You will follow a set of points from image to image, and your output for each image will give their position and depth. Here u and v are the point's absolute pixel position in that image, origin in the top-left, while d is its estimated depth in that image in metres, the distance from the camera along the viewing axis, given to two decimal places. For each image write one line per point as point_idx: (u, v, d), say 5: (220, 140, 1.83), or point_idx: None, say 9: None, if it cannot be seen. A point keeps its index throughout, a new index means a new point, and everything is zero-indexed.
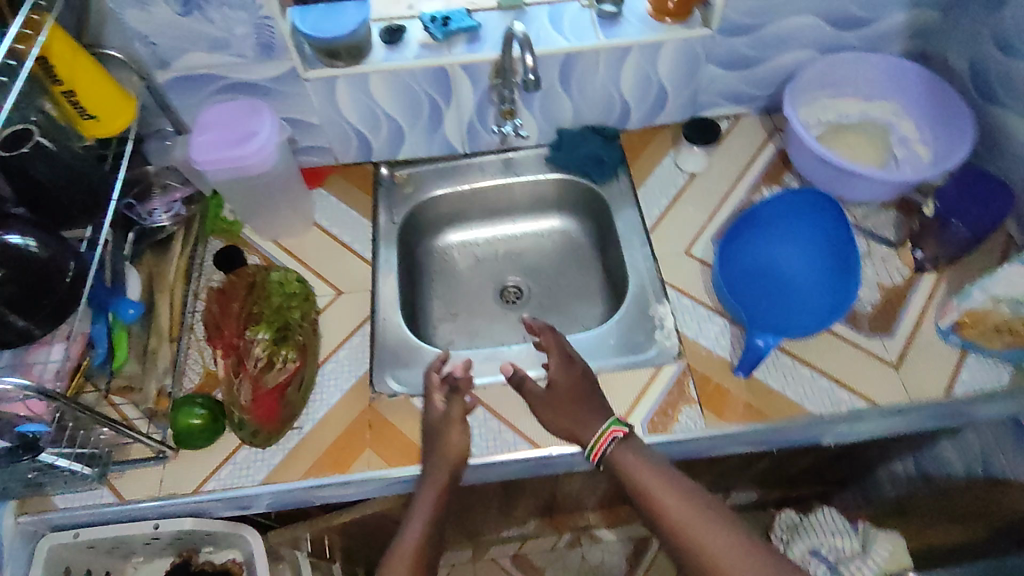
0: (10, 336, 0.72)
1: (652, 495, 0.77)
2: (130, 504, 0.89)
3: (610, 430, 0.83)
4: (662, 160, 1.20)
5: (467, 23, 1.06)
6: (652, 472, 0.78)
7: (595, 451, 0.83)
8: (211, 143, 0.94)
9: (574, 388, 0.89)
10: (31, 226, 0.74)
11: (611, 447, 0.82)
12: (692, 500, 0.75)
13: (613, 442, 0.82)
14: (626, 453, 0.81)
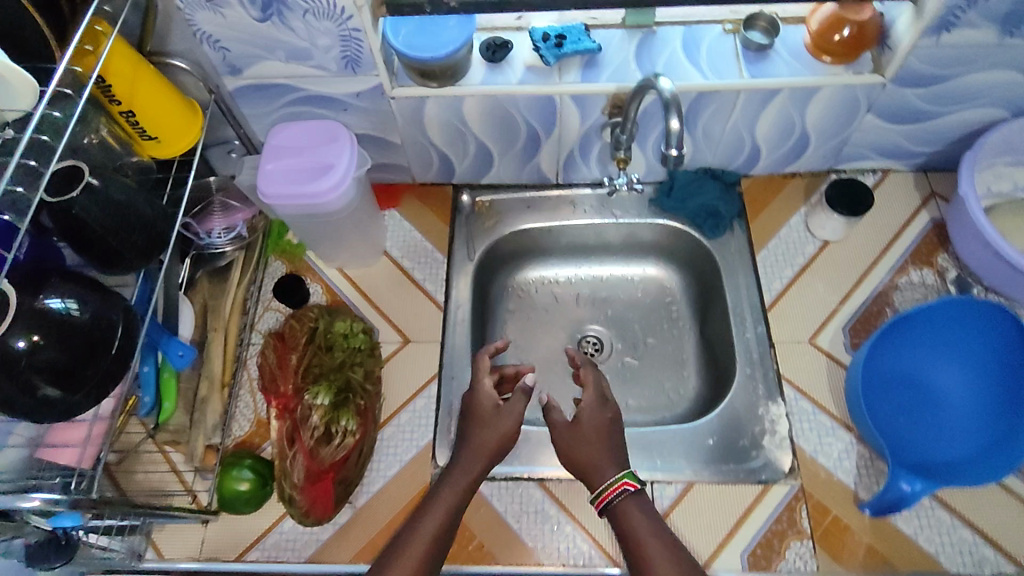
0: (52, 414, 0.63)
1: (654, 571, 0.67)
2: (169, 563, 0.82)
3: (620, 482, 0.73)
4: (789, 219, 1.03)
5: (586, 45, 0.89)
6: (656, 541, 0.69)
7: (600, 499, 0.73)
8: (281, 173, 0.82)
9: (598, 429, 0.78)
10: (73, 284, 0.64)
11: (619, 502, 0.72)
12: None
13: (623, 497, 0.72)
14: (630, 514, 0.71)
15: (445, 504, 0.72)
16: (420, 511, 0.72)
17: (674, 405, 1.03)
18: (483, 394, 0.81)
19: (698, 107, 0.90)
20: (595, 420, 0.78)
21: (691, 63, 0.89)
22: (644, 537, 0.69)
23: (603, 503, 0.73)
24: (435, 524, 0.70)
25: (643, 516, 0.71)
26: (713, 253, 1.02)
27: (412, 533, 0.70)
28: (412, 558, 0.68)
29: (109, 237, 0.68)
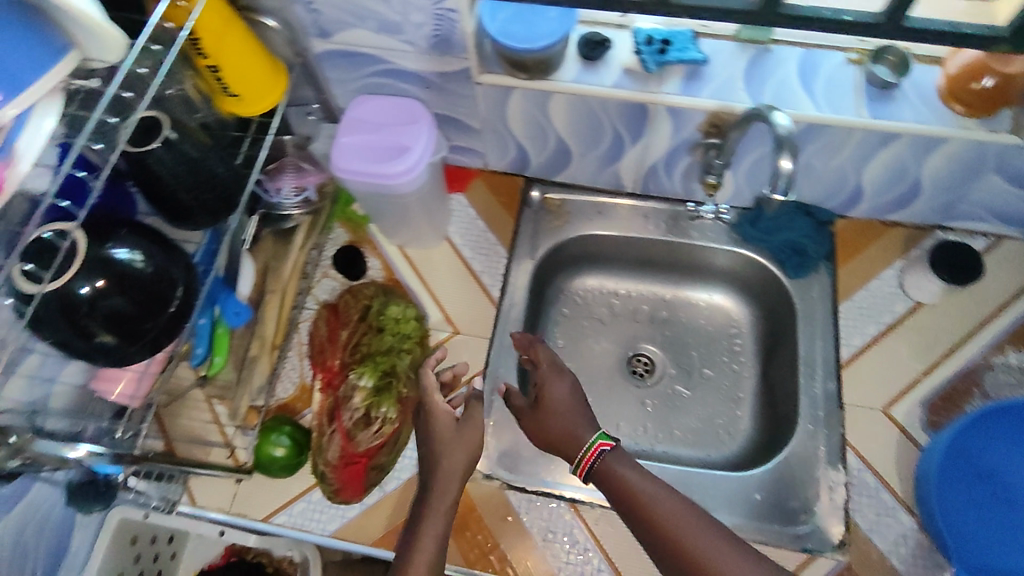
0: (109, 360, 0.64)
1: (653, 510, 0.68)
2: (199, 510, 0.85)
3: (596, 444, 0.74)
4: (881, 271, 0.95)
5: (692, 56, 0.82)
6: (651, 489, 0.70)
7: (582, 467, 0.74)
8: (355, 149, 0.80)
9: (563, 400, 0.80)
10: (139, 238, 0.65)
11: (601, 462, 0.73)
12: (699, 525, 0.65)
13: (603, 456, 0.74)
14: (623, 469, 0.72)
15: (440, 522, 0.69)
16: (416, 522, 0.69)
17: (720, 444, 0.98)
18: (443, 413, 0.77)
19: (804, 138, 0.83)
20: (557, 393, 0.80)
21: (804, 90, 0.81)
22: (638, 485, 0.70)
23: (586, 470, 0.74)
24: (437, 541, 0.67)
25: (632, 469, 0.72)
26: (792, 295, 0.95)
27: (413, 544, 0.67)
28: (421, 567, 0.65)
29: (180, 191, 0.68)
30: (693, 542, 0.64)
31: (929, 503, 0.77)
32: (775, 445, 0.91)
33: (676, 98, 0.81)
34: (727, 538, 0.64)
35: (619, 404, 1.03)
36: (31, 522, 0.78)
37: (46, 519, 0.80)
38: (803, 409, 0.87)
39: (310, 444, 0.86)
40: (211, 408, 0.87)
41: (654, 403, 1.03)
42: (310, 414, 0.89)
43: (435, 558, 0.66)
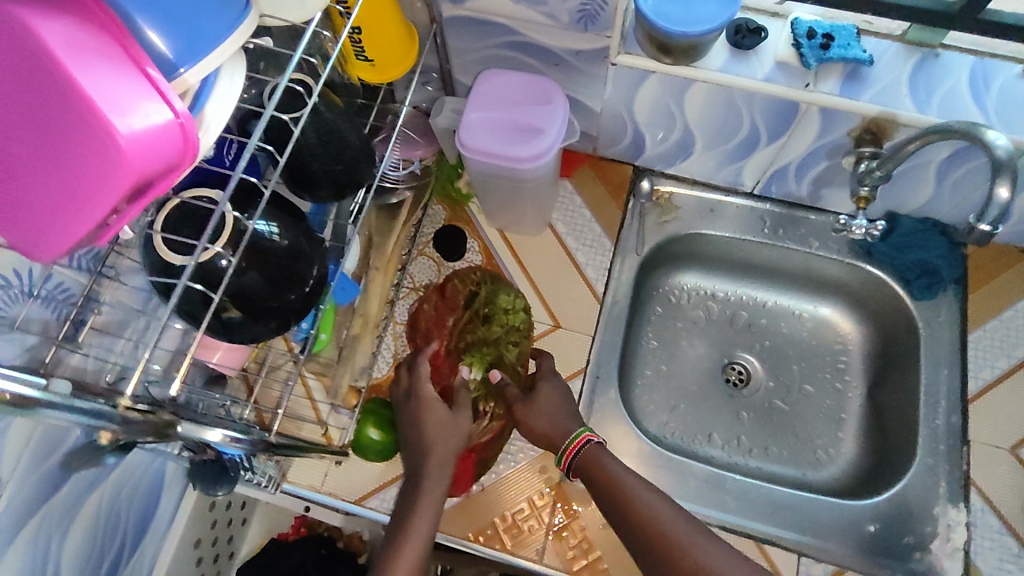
0: (241, 338, 0.61)
1: (643, 515, 0.66)
2: (290, 486, 0.83)
3: (583, 435, 0.74)
4: (1016, 302, 0.89)
5: (857, 54, 0.74)
6: (630, 476, 0.70)
7: (566, 456, 0.74)
8: (485, 125, 0.76)
9: (553, 398, 0.79)
10: (276, 210, 0.61)
11: (585, 452, 0.73)
12: (675, 515, 0.66)
13: (588, 448, 0.73)
14: (606, 458, 0.72)
15: (431, 509, 0.68)
16: (407, 506, 0.68)
17: (820, 465, 0.94)
18: (436, 403, 0.74)
19: (965, 153, 0.76)
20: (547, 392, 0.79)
21: (976, 103, 0.74)
22: (618, 475, 0.70)
23: (569, 460, 0.74)
24: (428, 528, 0.67)
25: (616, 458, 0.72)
26: (917, 320, 0.89)
27: (404, 529, 0.66)
28: (412, 550, 0.65)
29: (314, 161, 0.64)
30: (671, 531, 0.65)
31: None
32: (885, 474, 0.87)
33: (833, 98, 0.74)
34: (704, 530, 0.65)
35: (712, 414, 0.99)
36: (123, 490, 0.76)
37: (136, 487, 0.78)
38: (922, 440, 0.83)
39: None
40: (306, 384, 0.84)
41: (749, 415, 0.98)
42: None
43: (425, 542, 0.66)
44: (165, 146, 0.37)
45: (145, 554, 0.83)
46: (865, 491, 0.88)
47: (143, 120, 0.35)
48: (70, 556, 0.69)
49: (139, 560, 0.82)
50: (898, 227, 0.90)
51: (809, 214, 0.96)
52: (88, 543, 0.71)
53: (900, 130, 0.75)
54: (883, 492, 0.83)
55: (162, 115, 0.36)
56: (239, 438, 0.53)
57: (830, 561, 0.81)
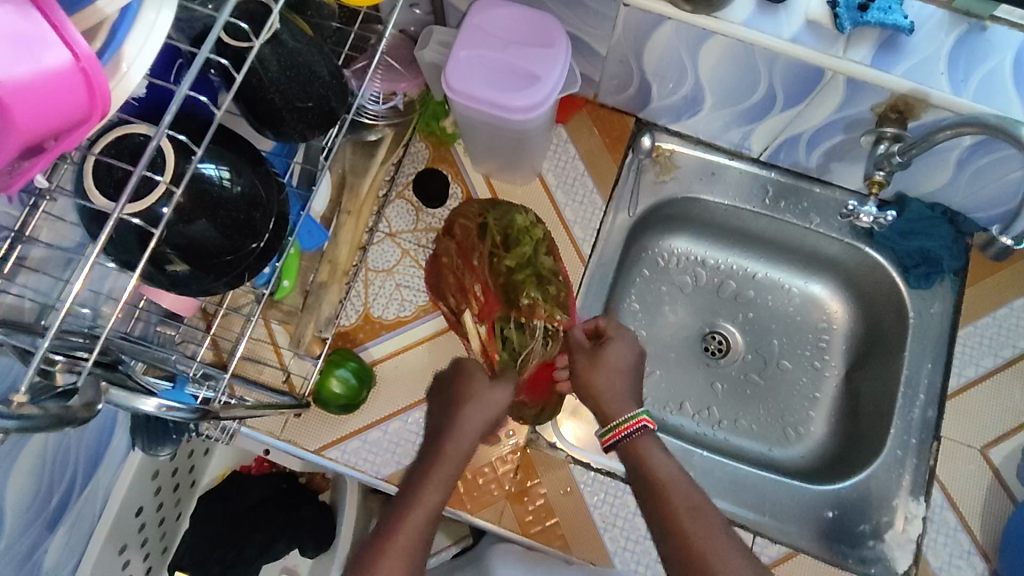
0: (191, 292, 0.56)
1: (661, 484, 0.66)
2: (249, 432, 0.80)
3: (637, 420, 0.69)
4: (1013, 299, 0.85)
5: (897, 20, 0.66)
6: (714, 535, 0.61)
7: (611, 436, 0.70)
8: (477, 65, 0.68)
9: (618, 364, 0.75)
10: (229, 151, 0.54)
11: (632, 440, 0.69)
12: (701, 509, 0.63)
13: (637, 435, 0.69)
14: (691, 517, 0.63)
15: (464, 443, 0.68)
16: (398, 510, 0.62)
17: (788, 443, 0.93)
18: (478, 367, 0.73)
19: (994, 143, 0.71)
20: (619, 347, 0.76)
21: (1016, 88, 0.67)
22: (705, 534, 0.62)
23: (615, 440, 0.70)
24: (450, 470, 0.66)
25: (688, 497, 0.64)
26: (908, 309, 0.86)
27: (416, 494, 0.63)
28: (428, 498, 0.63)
29: (278, 97, 0.55)
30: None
31: (1012, 550, 0.75)
32: (852, 459, 0.86)
33: (862, 69, 0.67)
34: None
35: (687, 383, 0.97)
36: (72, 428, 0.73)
37: (85, 425, 0.75)
38: (894, 431, 0.83)
39: (372, 383, 0.80)
40: (270, 328, 0.81)
41: (725, 388, 0.96)
42: (372, 347, 0.83)
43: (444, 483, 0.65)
44: (65, 99, 0.31)
45: (98, 488, 0.81)
46: (830, 474, 0.87)
47: (31, 66, 0.30)
48: (15, 496, 0.66)
49: (92, 493, 0.80)
50: (905, 211, 0.85)
51: (814, 187, 0.90)
52: (35, 482, 0.68)
53: (929, 111, 0.69)
54: (846, 480, 0.83)
55: (56, 57, 0.30)
56: (179, 406, 0.48)
57: (789, 544, 0.81)
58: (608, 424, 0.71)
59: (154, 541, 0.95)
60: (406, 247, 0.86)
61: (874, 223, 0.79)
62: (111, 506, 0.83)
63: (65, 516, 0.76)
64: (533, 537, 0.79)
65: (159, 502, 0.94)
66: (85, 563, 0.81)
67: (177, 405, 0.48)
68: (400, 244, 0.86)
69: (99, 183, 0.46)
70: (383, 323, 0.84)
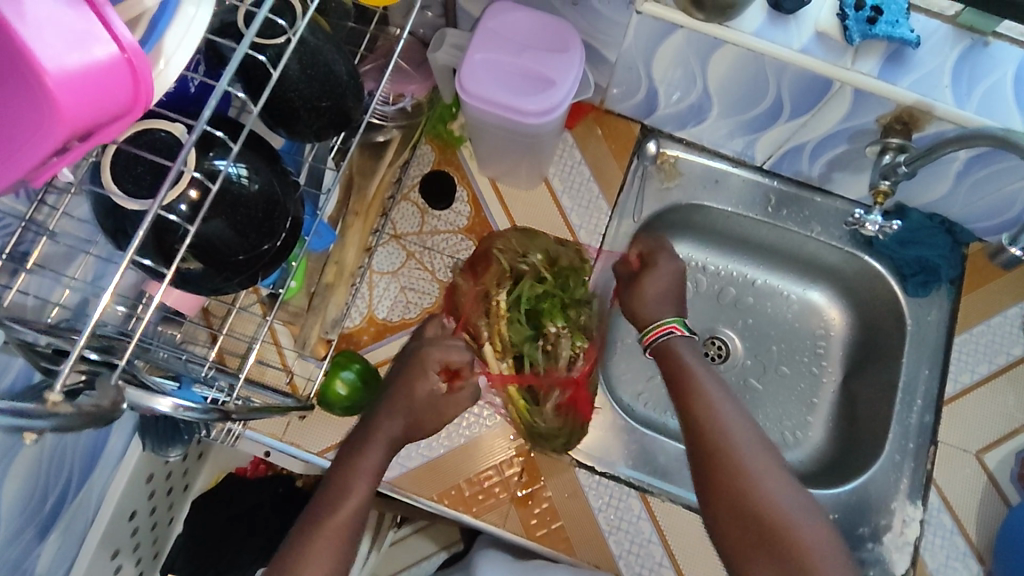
0: (203, 292, 0.55)
1: (690, 382, 0.72)
2: (250, 435, 0.79)
3: (668, 325, 0.77)
4: (1008, 307, 0.87)
5: (903, 34, 0.67)
6: (744, 434, 0.67)
7: (649, 337, 0.78)
8: (493, 68, 0.68)
9: (666, 275, 0.82)
10: (249, 151, 0.54)
11: (664, 340, 0.77)
12: (728, 407, 0.69)
13: (668, 337, 0.77)
14: (719, 405, 0.69)
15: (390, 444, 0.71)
16: (340, 485, 0.66)
17: (786, 448, 0.94)
18: (421, 375, 0.75)
19: (993, 155, 0.72)
20: (659, 271, 0.82)
21: (1018, 103, 0.68)
22: (730, 431, 0.67)
23: (652, 340, 0.78)
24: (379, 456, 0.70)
25: (715, 392, 0.71)
26: (906, 317, 0.88)
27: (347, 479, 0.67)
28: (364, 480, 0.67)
29: (297, 97, 0.55)
30: (788, 520, 0.61)
31: (1007, 553, 0.77)
32: (851, 464, 0.87)
33: (870, 81, 0.68)
34: (812, 509, 0.63)
35: None
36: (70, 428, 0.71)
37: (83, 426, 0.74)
38: (893, 437, 0.84)
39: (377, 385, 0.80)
40: (273, 330, 0.80)
41: None
42: (376, 350, 0.82)
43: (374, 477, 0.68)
44: (111, 91, 0.31)
45: (93, 492, 0.79)
46: (829, 478, 0.88)
47: (80, 58, 0.30)
48: (11, 498, 0.64)
49: (87, 497, 0.78)
50: (905, 220, 0.87)
51: (815, 196, 0.92)
52: (31, 484, 0.67)
53: (933, 123, 0.70)
54: (845, 484, 0.84)
55: (104, 50, 0.30)
56: (194, 406, 0.47)
57: None
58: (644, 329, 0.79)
59: (146, 545, 0.93)
60: (411, 250, 0.86)
61: (877, 230, 0.81)
62: (105, 509, 0.81)
63: (58, 521, 0.74)
64: (536, 542, 0.78)
65: (153, 506, 0.92)
66: (77, 569, 0.79)
67: (191, 405, 0.48)
68: (405, 246, 0.86)
69: (118, 177, 0.45)
70: (387, 326, 0.83)
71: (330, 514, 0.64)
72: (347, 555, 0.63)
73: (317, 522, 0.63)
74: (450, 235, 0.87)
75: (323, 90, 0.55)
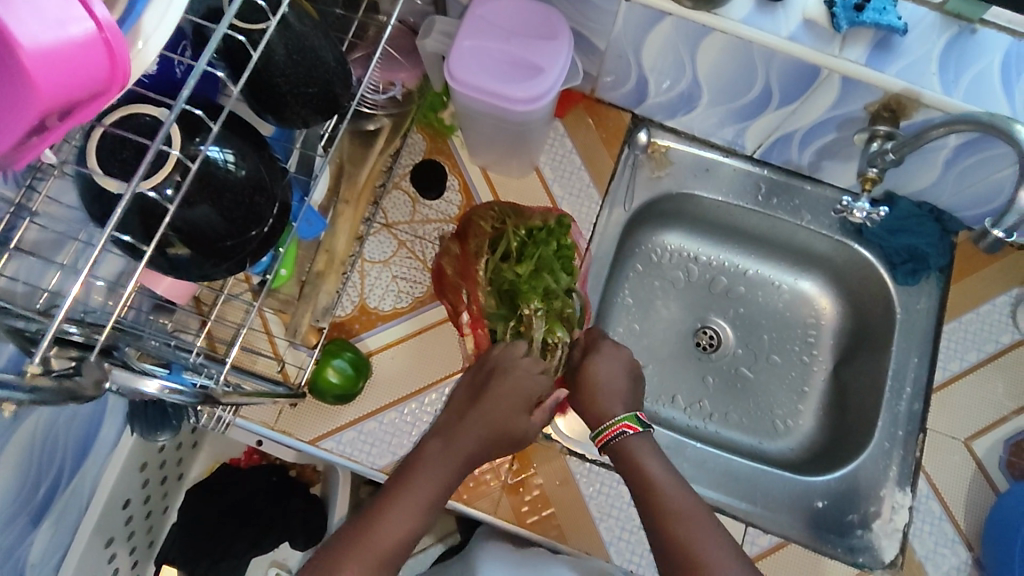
0: (191, 277, 0.55)
1: (655, 488, 0.66)
2: (242, 423, 0.79)
3: (621, 424, 0.70)
4: (997, 295, 0.88)
5: (891, 21, 0.68)
6: (726, 556, 0.61)
7: (603, 437, 0.71)
8: (480, 55, 0.68)
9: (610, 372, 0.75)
10: (235, 135, 0.54)
11: (619, 441, 0.70)
12: (697, 513, 0.64)
13: (622, 438, 0.70)
14: (705, 546, 0.62)
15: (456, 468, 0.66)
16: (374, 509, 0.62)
17: (777, 437, 0.94)
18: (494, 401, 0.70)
19: (981, 142, 0.73)
20: (605, 360, 0.76)
21: (1004, 91, 0.69)
22: (698, 535, 0.63)
23: (606, 441, 0.71)
24: (435, 485, 0.64)
25: (688, 500, 0.66)
26: (895, 305, 0.88)
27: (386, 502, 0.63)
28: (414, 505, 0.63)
29: (284, 82, 0.55)
30: None
31: (996, 540, 0.78)
32: (840, 452, 0.88)
33: (857, 68, 0.69)
34: None
35: (679, 376, 0.98)
36: (61, 416, 0.71)
37: (75, 414, 0.74)
38: (882, 424, 0.85)
39: (367, 372, 0.80)
40: (263, 318, 0.80)
41: (716, 381, 0.98)
42: (368, 339, 0.82)
43: (421, 511, 0.63)
44: (88, 70, 0.31)
45: (85, 480, 0.79)
46: (819, 466, 0.89)
47: (56, 36, 0.30)
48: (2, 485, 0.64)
49: (79, 485, 0.78)
50: (894, 209, 0.87)
51: (805, 184, 0.92)
52: (23, 471, 0.67)
53: (920, 111, 0.70)
54: (835, 471, 0.85)
55: (81, 28, 0.31)
56: (181, 389, 0.48)
57: (780, 533, 0.82)
58: (598, 426, 0.73)
59: (140, 533, 0.93)
60: (403, 238, 0.86)
61: (866, 218, 0.81)
62: (98, 497, 0.82)
63: (51, 508, 0.74)
64: (527, 529, 0.79)
65: (146, 495, 0.92)
66: (71, 557, 0.79)
67: (178, 388, 0.48)
68: (396, 235, 0.86)
69: (103, 161, 0.45)
70: (379, 314, 0.83)
71: (374, 538, 0.60)
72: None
73: (358, 537, 0.60)
74: (440, 223, 0.87)
75: (310, 75, 0.56)
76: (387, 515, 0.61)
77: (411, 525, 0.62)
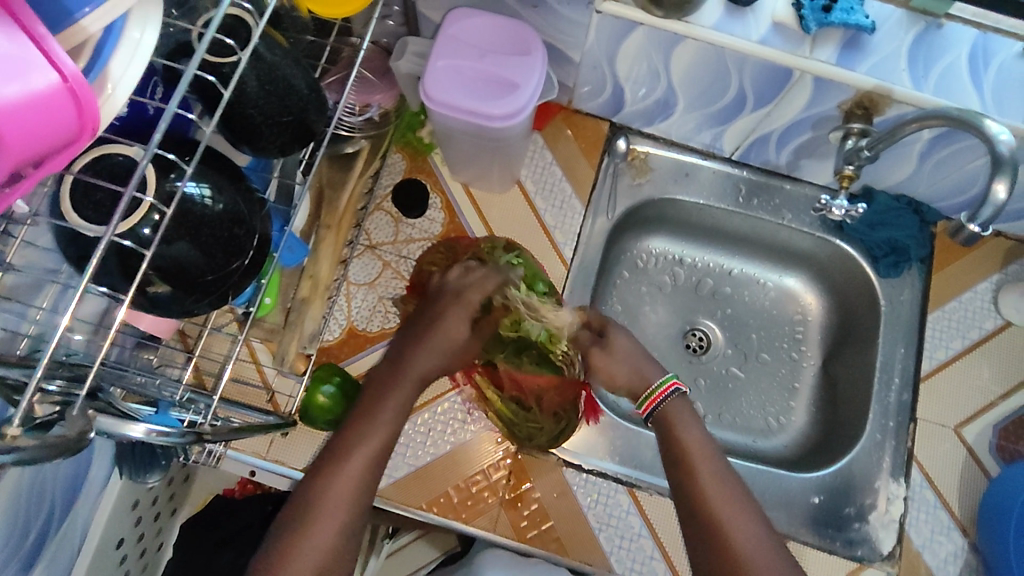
0: (174, 314, 0.55)
1: (684, 444, 0.69)
2: (234, 455, 0.78)
3: (671, 384, 0.74)
4: (977, 282, 0.89)
5: (859, 20, 0.69)
6: (743, 515, 0.64)
7: (649, 403, 0.74)
8: (454, 74, 0.68)
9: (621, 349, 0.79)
10: (210, 170, 0.53)
11: (667, 403, 0.73)
12: (723, 474, 0.67)
13: (670, 400, 0.73)
14: (725, 505, 0.64)
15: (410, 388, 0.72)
16: (328, 463, 0.65)
17: (771, 435, 0.95)
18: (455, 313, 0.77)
19: (952, 136, 0.74)
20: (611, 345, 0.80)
21: (971, 84, 0.70)
22: (721, 494, 0.65)
23: (652, 407, 0.74)
24: (390, 421, 0.69)
25: (711, 459, 0.68)
26: (879, 297, 0.90)
27: (339, 453, 0.65)
28: (367, 453, 0.66)
29: (256, 113, 0.54)
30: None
31: (990, 525, 0.79)
32: (833, 447, 0.89)
33: (828, 68, 0.69)
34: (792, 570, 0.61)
35: None
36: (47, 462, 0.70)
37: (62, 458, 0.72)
38: (873, 416, 0.86)
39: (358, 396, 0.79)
40: (250, 347, 0.80)
41: (708, 383, 0.98)
42: (357, 362, 0.82)
43: (373, 454, 0.66)
44: (52, 121, 0.31)
45: (76, 523, 0.77)
46: (813, 462, 0.89)
47: (20, 88, 0.30)
48: None
49: (70, 529, 0.76)
50: (873, 203, 0.88)
51: (784, 184, 0.93)
52: (9, 522, 0.65)
53: (892, 107, 0.71)
54: (829, 466, 0.85)
55: (44, 79, 0.30)
56: (168, 431, 0.46)
57: (778, 530, 0.82)
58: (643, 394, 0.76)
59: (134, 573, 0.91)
60: (387, 260, 0.85)
61: (846, 215, 0.82)
62: (89, 540, 0.80)
63: (40, 557, 0.72)
64: (528, 544, 0.78)
65: (139, 533, 0.90)
66: None
67: (165, 429, 0.46)
68: (380, 256, 0.85)
69: (78, 206, 0.44)
70: (367, 336, 0.83)
71: (325, 503, 0.62)
72: (354, 524, 0.63)
73: (310, 502, 0.62)
74: (424, 242, 0.87)
75: (285, 103, 0.55)
76: (340, 468, 0.64)
77: (370, 465, 0.65)
